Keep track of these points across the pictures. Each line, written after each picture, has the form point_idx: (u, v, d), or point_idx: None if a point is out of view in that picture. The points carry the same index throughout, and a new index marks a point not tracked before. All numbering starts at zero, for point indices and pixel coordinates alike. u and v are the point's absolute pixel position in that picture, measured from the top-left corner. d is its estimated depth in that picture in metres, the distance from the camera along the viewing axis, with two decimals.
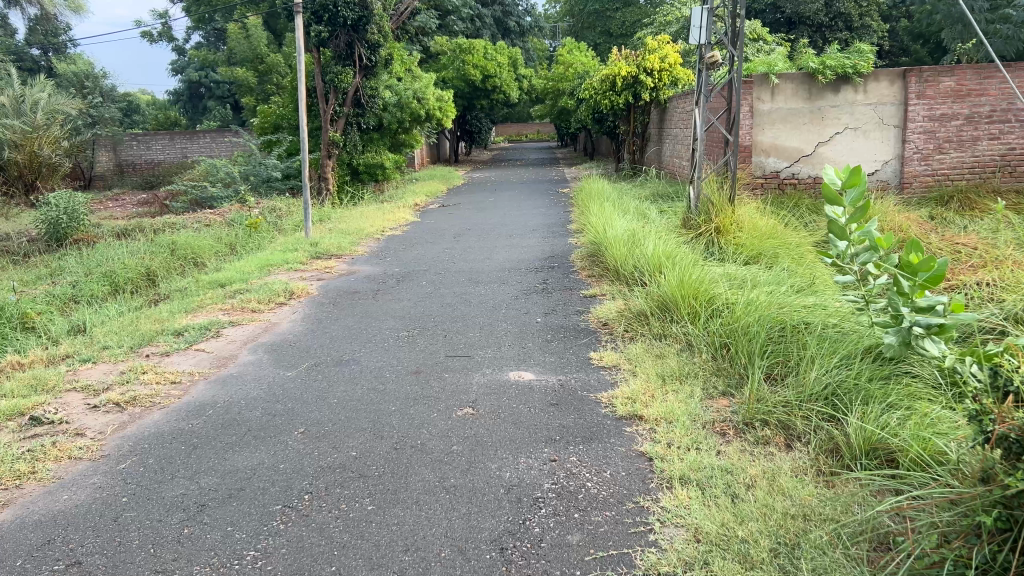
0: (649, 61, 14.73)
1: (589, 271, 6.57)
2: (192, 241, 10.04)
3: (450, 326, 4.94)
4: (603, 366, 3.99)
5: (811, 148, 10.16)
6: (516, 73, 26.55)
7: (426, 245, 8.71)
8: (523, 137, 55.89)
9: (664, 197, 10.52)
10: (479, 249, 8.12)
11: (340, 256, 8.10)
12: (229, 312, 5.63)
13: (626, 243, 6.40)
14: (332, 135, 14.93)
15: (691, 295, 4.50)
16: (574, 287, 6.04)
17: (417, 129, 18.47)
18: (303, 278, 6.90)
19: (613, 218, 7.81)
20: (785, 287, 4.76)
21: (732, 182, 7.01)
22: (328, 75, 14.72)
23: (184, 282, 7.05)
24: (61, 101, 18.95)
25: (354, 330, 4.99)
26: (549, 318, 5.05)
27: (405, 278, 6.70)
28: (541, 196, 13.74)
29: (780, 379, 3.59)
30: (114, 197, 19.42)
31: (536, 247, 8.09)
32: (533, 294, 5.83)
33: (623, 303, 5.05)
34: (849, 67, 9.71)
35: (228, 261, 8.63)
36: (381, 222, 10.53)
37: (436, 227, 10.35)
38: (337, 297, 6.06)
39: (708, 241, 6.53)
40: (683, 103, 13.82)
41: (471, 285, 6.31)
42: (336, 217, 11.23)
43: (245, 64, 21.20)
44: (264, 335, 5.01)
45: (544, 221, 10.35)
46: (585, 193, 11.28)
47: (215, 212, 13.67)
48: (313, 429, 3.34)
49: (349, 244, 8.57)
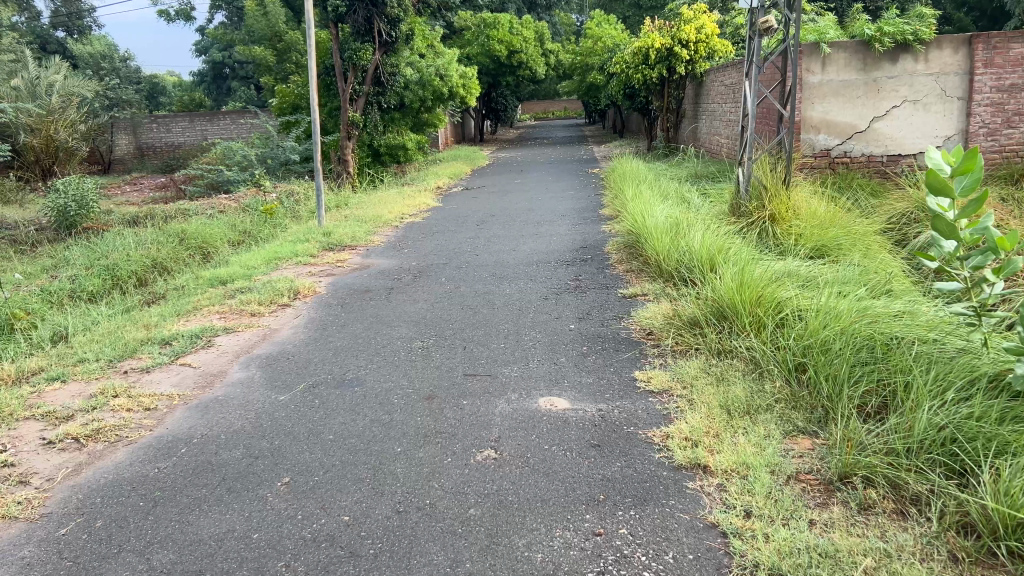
0: (684, 32, 13.90)
1: (626, 265, 5.90)
2: (203, 230, 9.52)
3: (471, 335, 4.31)
4: (652, 392, 3.34)
5: (865, 123, 9.35)
6: (542, 48, 25.72)
7: (447, 234, 8.07)
8: (550, 115, 54.93)
9: (704, 179, 9.80)
10: (504, 239, 7.47)
11: (354, 246, 7.51)
12: (224, 316, 5.04)
13: (669, 234, 5.72)
14: (352, 115, 14.34)
15: (753, 302, 3.83)
16: (610, 284, 5.38)
17: (440, 108, 17.82)
18: (311, 274, 6.30)
19: (652, 204, 7.12)
20: (863, 290, 4.06)
21: (786, 163, 6.28)
22: (347, 52, 14.13)
23: (185, 278, 6.49)
24: (77, 83, 18.26)
25: (362, 340, 4.39)
26: (584, 325, 4.40)
27: (422, 274, 6.07)
28: (570, 177, 13.07)
29: (874, 413, 2.91)
30: (133, 181, 19.05)
31: (566, 236, 7.42)
32: (564, 293, 5.18)
33: (670, 308, 4.39)
34: (908, 34, 8.91)
35: (237, 251, 8.09)
36: (400, 207, 9.93)
37: (459, 213, 9.71)
38: (347, 297, 5.46)
39: (761, 231, 5.83)
40: (720, 76, 13.02)
41: (495, 282, 5.68)
42: (354, 202, 10.65)
43: (264, 43, 20.66)
44: (260, 345, 4.42)
45: (574, 205, 9.66)
46: (618, 175, 10.58)
47: (231, 197, 13.15)
48: (300, 478, 2.73)
49: (364, 233, 7.97)
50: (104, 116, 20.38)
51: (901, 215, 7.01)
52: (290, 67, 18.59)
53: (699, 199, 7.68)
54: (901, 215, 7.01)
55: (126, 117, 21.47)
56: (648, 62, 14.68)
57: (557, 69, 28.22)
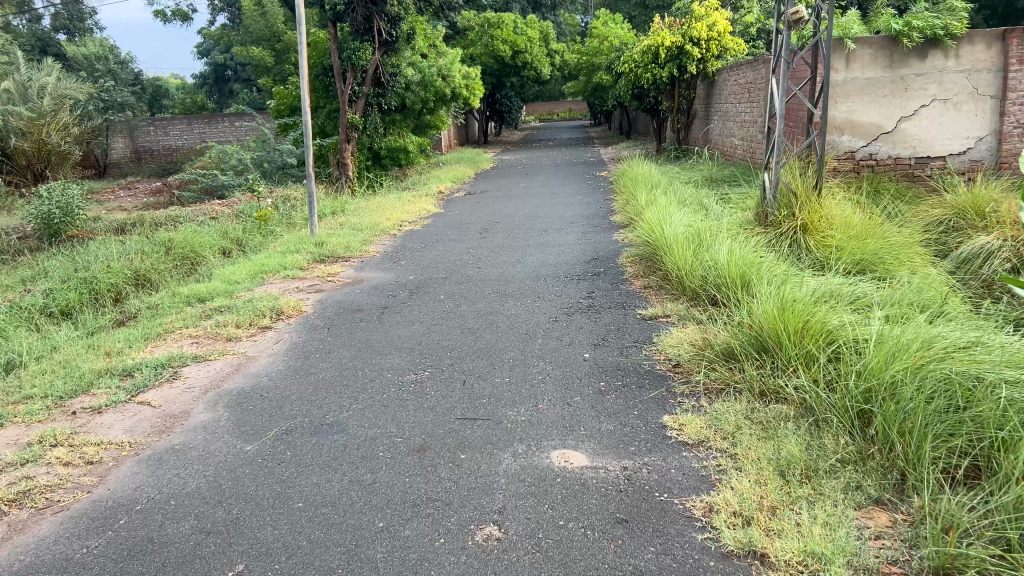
0: (696, 29, 13.32)
1: (644, 280, 5.36)
2: (191, 239, 9.01)
3: (472, 365, 3.78)
4: (686, 444, 2.81)
5: (892, 124, 8.79)
6: (547, 48, 25.18)
7: (449, 243, 7.53)
8: (554, 115, 54.40)
9: (721, 184, 9.26)
10: (510, 249, 6.93)
11: (347, 258, 6.98)
12: (197, 342, 4.52)
13: (692, 248, 5.19)
14: (350, 117, 13.83)
15: (799, 330, 3.30)
16: (627, 303, 4.83)
17: (442, 109, 17.30)
18: (298, 291, 5.77)
19: (669, 211, 6.59)
20: (925, 317, 3.51)
21: (818, 167, 5.73)
22: (346, 52, 13.60)
23: (162, 294, 5.96)
24: (70, 85, 17.76)
25: (348, 372, 3.86)
26: (600, 354, 3.86)
27: (420, 290, 5.54)
28: (577, 181, 12.53)
29: (962, 477, 2.39)
30: (128, 185, 18.58)
31: (575, 246, 6.88)
32: (575, 314, 4.64)
33: (700, 335, 3.86)
34: (939, 28, 8.31)
35: (224, 262, 7.57)
36: (399, 214, 9.41)
37: (462, 219, 9.19)
38: (336, 317, 4.92)
39: (791, 243, 5.29)
40: (734, 75, 12.47)
41: (499, 299, 5.14)
42: (352, 208, 10.13)
43: (263, 43, 20.18)
44: (232, 378, 3.90)
45: (583, 211, 9.13)
46: (629, 178, 10.04)
47: (225, 203, 12.66)
48: (258, 565, 2.21)
49: (360, 243, 7.44)
50: (100, 119, 19.92)
51: (939, 222, 6.46)
52: (289, 68, 18.09)
53: (720, 207, 7.15)
54: (938, 222, 6.46)
55: (122, 120, 21.00)
56: (658, 61, 14.13)
57: (562, 70, 27.67)
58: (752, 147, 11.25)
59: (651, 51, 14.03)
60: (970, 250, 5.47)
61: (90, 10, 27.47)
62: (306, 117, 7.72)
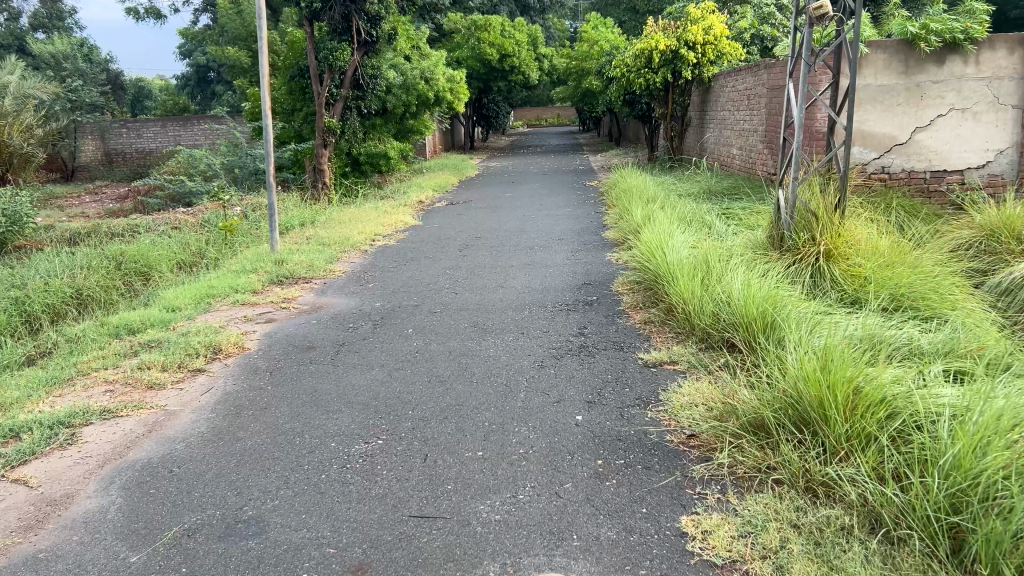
0: (691, 33, 12.67)
1: (644, 312, 4.65)
2: (145, 254, 8.24)
3: (436, 432, 3.05)
4: (714, 565, 2.10)
5: (906, 134, 8.09)
6: (535, 53, 24.51)
7: (426, 261, 6.79)
8: (543, 121, 53.87)
9: (720, 199, 8.58)
10: (490, 270, 6.20)
11: (309, 279, 6.24)
12: (110, 391, 3.75)
13: (701, 278, 4.49)
14: (328, 121, 13.09)
15: (850, 400, 2.60)
16: (624, 343, 4.12)
17: (425, 114, 16.57)
18: (246, 321, 5.01)
19: (670, 231, 5.89)
20: (999, 378, 2.82)
21: (840, 184, 5.04)
22: (323, 52, 12.87)
23: (89, 322, 5.18)
24: (35, 85, 16.90)
25: (284, 438, 3.12)
26: (596, 417, 3.14)
27: (385, 322, 4.80)
28: (565, 191, 11.84)
29: None
30: (95, 190, 17.72)
31: (564, 268, 6.16)
32: (564, 358, 3.92)
33: (718, 393, 3.14)
34: (958, 32, 7.68)
35: (174, 280, 6.80)
36: (373, 226, 8.68)
37: (441, 234, 8.46)
38: (283, 358, 4.18)
39: (812, 272, 4.60)
40: (732, 82, 11.81)
41: (477, 335, 4.41)
42: (324, 219, 9.38)
43: (240, 43, 19.37)
44: (140, 445, 3.14)
45: (572, 225, 8.41)
46: (622, 190, 9.33)
47: (190, 211, 11.87)
48: None
49: (324, 261, 6.70)
50: (68, 121, 19.04)
51: (968, 246, 5.78)
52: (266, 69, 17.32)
53: (724, 228, 6.46)
54: (966, 245, 5.78)
55: (92, 121, 20.13)
56: (652, 65, 13.45)
57: (551, 75, 26.99)
58: (752, 158, 10.58)
59: (645, 55, 13.37)
60: (1014, 279, 4.80)
61: (69, 9, 26.63)
62: (266, 123, 6.97)
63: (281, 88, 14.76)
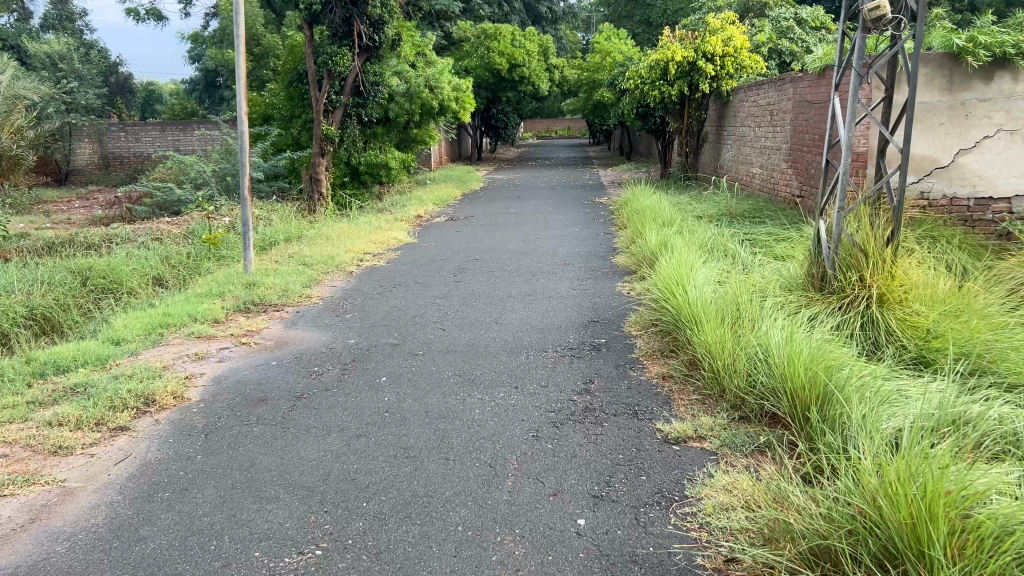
0: (710, 44, 11.97)
1: (663, 363, 3.92)
2: (114, 269, 7.57)
3: (392, 542, 2.33)
4: None
5: (948, 157, 7.28)
6: (546, 63, 23.90)
7: (415, 287, 6.08)
8: (553, 133, 53.33)
9: (742, 223, 7.85)
10: (485, 301, 5.48)
11: (281, 306, 5.54)
12: (3, 456, 3.04)
13: (732, 327, 3.77)
14: (326, 129, 12.42)
15: (959, 532, 1.87)
16: (640, 407, 3.38)
17: (429, 124, 15.93)
18: (195, 361, 4.29)
19: (690, 263, 5.16)
20: None
21: (893, 217, 4.30)
22: (322, 57, 12.21)
23: (17, 355, 4.47)
24: (27, 85, 16.30)
25: (195, 542, 2.39)
26: (603, 522, 2.41)
27: (356, 367, 4.08)
28: (572, 209, 11.15)
29: None
30: (87, 194, 17.12)
31: (569, 301, 5.43)
32: (565, 426, 3.18)
33: (764, 496, 2.42)
34: (1010, 46, 6.91)
35: (133, 303, 6.11)
36: (363, 244, 7.99)
37: (436, 254, 7.76)
38: (225, 414, 3.47)
39: (863, 320, 3.86)
40: (753, 96, 11.09)
41: (463, 388, 3.69)
42: (312, 235, 8.70)
43: None
44: (9, 544, 2.42)
45: (580, 248, 7.70)
46: (634, 210, 8.61)
47: (175, 220, 11.19)
48: None
49: (300, 286, 5.99)
50: (62, 123, 18.43)
51: None
52: (266, 75, 16.73)
53: (751, 260, 5.73)
54: None
55: (89, 124, 19.56)
56: (667, 77, 12.73)
57: (561, 87, 26.40)
58: (776, 177, 9.84)
59: (660, 66, 12.67)
60: None
61: (80, 11, 26.33)
62: (242, 128, 6.28)
63: (279, 94, 14.13)
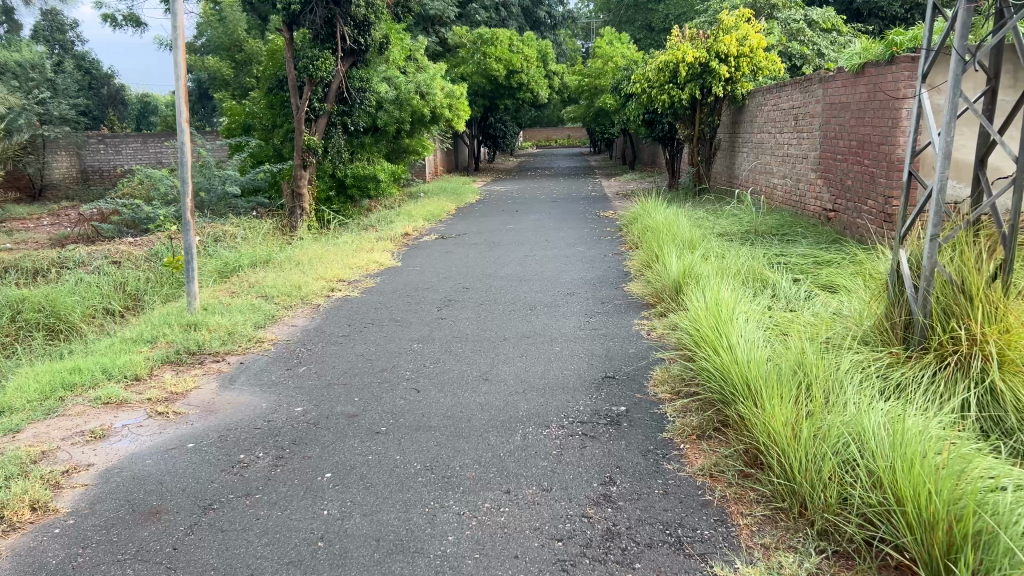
0: (723, 44, 11.00)
1: (710, 450, 2.90)
2: (48, 299, 6.56)
3: None
4: None
5: None
6: (545, 70, 22.96)
7: (390, 326, 5.05)
8: (553, 142, 52.47)
9: (773, 242, 6.83)
10: (473, 348, 4.45)
11: (223, 355, 4.51)
12: None
13: (803, 404, 2.75)
14: (309, 140, 11.34)
15: None
16: (687, 534, 2.35)
17: (421, 133, 14.95)
18: (87, 443, 3.26)
19: (730, 300, 4.15)
20: None
21: (999, 246, 3.27)
22: (303, 62, 11.15)
23: None
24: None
25: None
26: None
27: (295, 454, 3.05)
28: (575, 224, 10.16)
29: None
30: (59, 210, 16.14)
31: (576, 347, 4.40)
32: (581, 571, 2.15)
33: None
34: None
35: (50, 348, 5.08)
36: (338, 269, 6.99)
37: (420, 280, 6.75)
38: (94, 542, 2.44)
39: (977, 388, 2.83)
40: (773, 99, 10.09)
41: (435, 493, 2.65)
42: (283, 257, 7.69)
43: (221, 53, 17.85)
44: None
45: (585, 274, 6.67)
46: (647, 228, 7.59)
47: (138, 240, 10.18)
48: None
49: (250, 327, 4.97)
50: (34, 135, 17.46)
51: None
52: (249, 82, 15.74)
53: (797, 296, 4.71)
54: None
55: (65, 136, 18.62)
56: (677, 80, 11.73)
57: (561, 93, 25.47)
58: (803, 189, 8.82)
59: (669, 69, 11.66)
60: None
61: (70, 22, 25.44)
62: (182, 138, 5.27)
63: (260, 102, 13.13)
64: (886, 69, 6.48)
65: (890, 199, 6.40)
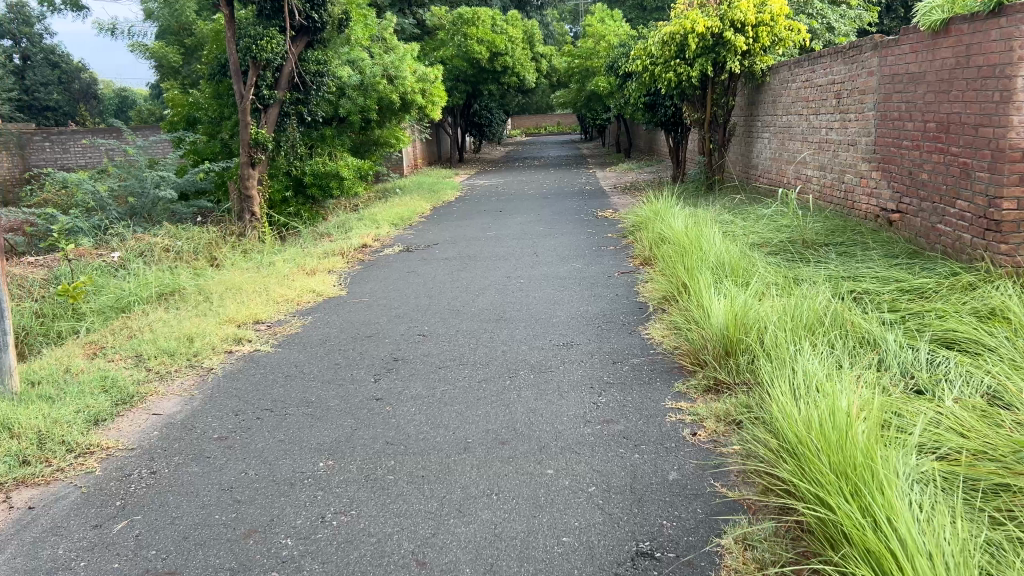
0: (740, 10, 9.24)
1: None
2: None
3: None
4: None
5: None
6: (532, 51, 21.21)
7: (297, 418, 3.31)
8: (542, 130, 50.76)
9: (834, 259, 5.12)
10: (419, 471, 2.71)
11: (6, 493, 2.75)
12: None
13: None
14: (256, 134, 9.44)
15: None
16: None
17: (392, 122, 13.18)
18: None
19: (839, 392, 2.45)
20: None
21: None
22: (244, 41, 9.25)
23: None
24: None
25: None
26: None
27: None
28: (569, 229, 8.46)
29: None
30: None
31: (584, 469, 2.67)
32: None
33: None
34: None
35: None
36: (256, 305, 5.26)
37: (365, 320, 5.02)
38: None
39: None
40: (804, 74, 8.36)
41: None
42: (195, 288, 5.94)
43: (170, 38, 16.06)
44: None
45: (586, 307, 4.95)
46: (664, 238, 5.89)
47: (41, 259, 8.44)
48: None
49: (76, 429, 3.21)
50: None
51: None
52: (198, 69, 13.87)
53: (922, 370, 3.03)
54: None
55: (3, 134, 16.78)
56: (684, 55, 9.96)
57: (549, 77, 23.70)
58: (850, 183, 7.11)
59: (675, 41, 9.85)
60: None
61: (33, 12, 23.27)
62: None
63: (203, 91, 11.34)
64: (990, 23, 4.75)
65: (998, 200, 4.68)
